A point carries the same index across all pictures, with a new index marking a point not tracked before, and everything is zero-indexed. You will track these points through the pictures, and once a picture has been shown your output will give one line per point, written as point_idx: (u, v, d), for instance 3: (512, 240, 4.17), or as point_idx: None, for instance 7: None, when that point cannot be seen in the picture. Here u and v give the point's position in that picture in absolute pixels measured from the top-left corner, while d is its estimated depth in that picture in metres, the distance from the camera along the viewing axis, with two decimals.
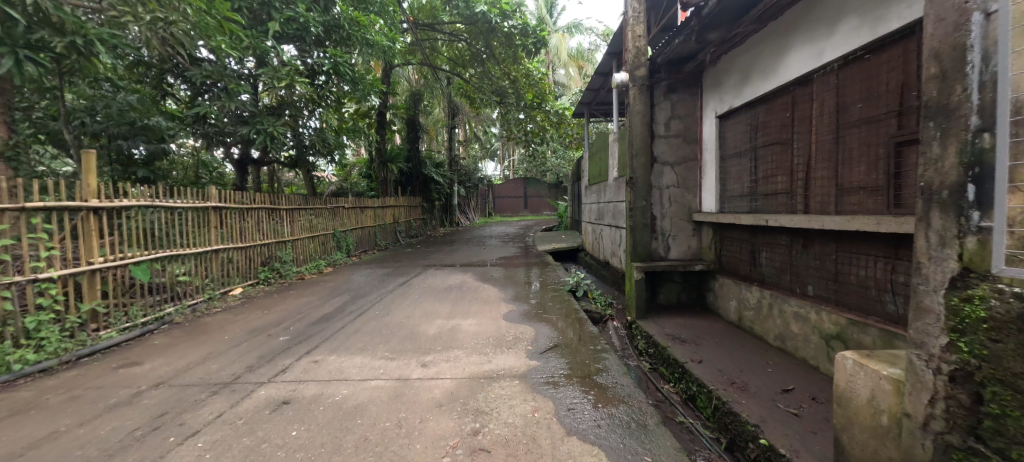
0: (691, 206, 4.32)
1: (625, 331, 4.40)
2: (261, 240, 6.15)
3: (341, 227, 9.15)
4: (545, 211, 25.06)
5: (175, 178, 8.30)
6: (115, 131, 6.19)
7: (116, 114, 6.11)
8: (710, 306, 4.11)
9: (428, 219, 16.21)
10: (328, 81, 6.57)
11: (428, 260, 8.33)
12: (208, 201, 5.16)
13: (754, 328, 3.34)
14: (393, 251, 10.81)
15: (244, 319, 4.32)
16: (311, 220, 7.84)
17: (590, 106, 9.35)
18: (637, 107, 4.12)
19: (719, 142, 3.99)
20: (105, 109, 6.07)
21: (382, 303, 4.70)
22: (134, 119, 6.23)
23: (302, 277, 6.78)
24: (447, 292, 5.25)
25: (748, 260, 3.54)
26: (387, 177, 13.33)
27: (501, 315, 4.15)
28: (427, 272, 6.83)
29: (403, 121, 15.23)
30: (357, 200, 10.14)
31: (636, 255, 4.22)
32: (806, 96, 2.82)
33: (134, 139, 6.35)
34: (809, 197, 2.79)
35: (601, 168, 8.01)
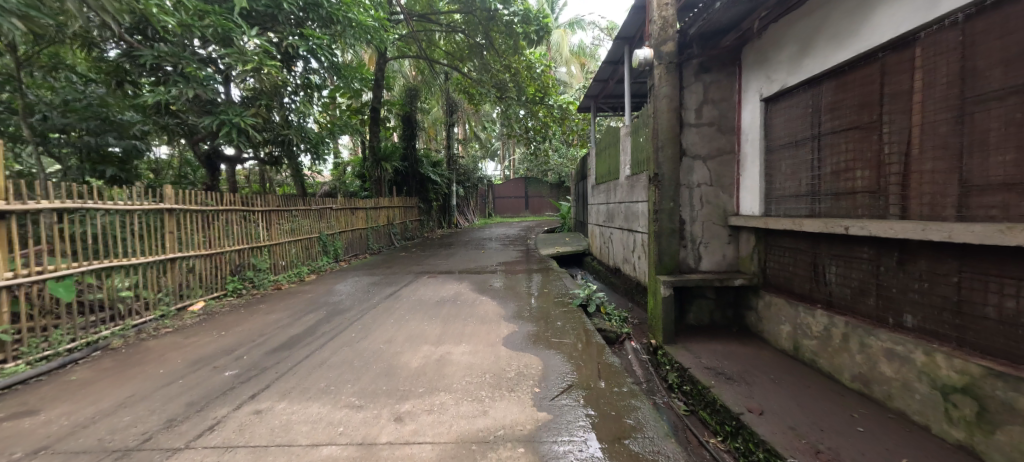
0: (727, 208, 3.62)
1: (648, 356, 3.69)
2: (229, 246, 5.43)
3: (328, 230, 8.46)
4: (546, 212, 24.39)
5: (153, 177, 7.73)
6: (82, 127, 5.62)
7: (82, 107, 5.60)
8: (753, 329, 3.41)
9: (425, 221, 15.51)
10: (307, 68, 5.86)
11: (421, 267, 7.61)
12: (162, 202, 4.47)
13: (820, 363, 2.65)
14: (386, 255, 10.12)
15: (194, 342, 3.63)
16: (292, 223, 7.12)
17: (597, 99, 8.65)
18: (664, 89, 3.43)
19: (763, 131, 3.29)
20: (71, 101, 5.54)
21: (361, 322, 4.00)
22: (104, 114, 5.74)
23: (279, 287, 6.07)
24: (438, 307, 4.56)
25: (808, 276, 2.85)
26: (381, 177, 12.65)
27: (500, 339, 3.44)
28: (418, 281, 6.13)
29: (398, 118, 14.53)
30: (347, 201, 9.46)
31: (662, 267, 3.52)
32: (907, 64, 2.12)
33: (104, 136, 5.79)
34: (911, 198, 2.10)
35: (611, 165, 7.31)
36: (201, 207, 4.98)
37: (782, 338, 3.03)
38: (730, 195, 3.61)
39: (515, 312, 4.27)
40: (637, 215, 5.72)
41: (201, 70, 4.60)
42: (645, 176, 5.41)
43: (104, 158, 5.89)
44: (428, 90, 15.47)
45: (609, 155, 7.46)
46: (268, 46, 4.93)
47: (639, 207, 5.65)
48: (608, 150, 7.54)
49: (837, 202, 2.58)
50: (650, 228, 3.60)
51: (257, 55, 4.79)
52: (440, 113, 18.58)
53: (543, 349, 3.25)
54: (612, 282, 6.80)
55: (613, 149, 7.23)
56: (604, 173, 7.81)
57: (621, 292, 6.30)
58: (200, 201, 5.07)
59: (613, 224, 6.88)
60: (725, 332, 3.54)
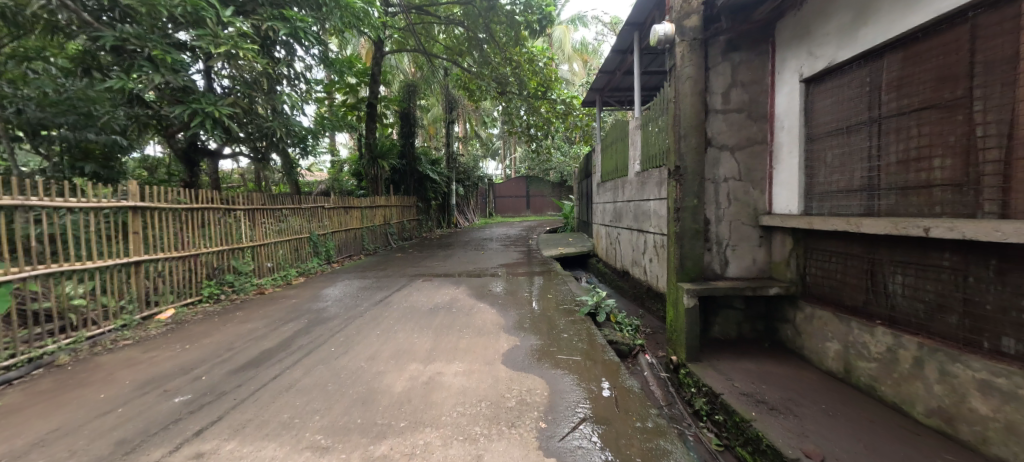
0: (758, 206, 3.18)
1: (666, 374, 3.25)
2: (206, 248, 5.00)
3: (319, 230, 8.03)
4: (548, 211, 23.98)
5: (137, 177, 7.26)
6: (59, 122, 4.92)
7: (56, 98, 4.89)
8: (789, 345, 2.97)
9: (423, 220, 15.07)
10: (292, 55, 5.41)
11: (417, 269, 7.14)
12: (126, 199, 4.03)
13: (883, 390, 2.22)
14: (381, 256, 9.69)
15: (152, 357, 3.19)
16: (278, 222, 6.65)
17: (602, 92, 8.19)
18: (687, 70, 3.00)
19: (803, 116, 2.85)
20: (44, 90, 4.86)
21: (344, 334, 3.57)
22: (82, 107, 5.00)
23: (262, 291, 5.62)
24: (431, 315, 4.12)
25: (863, 286, 2.41)
26: (378, 175, 12.20)
27: (501, 355, 3.01)
28: (412, 285, 5.70)
29: (396, 114, 14.08)
30: (340, 200, 9.02)
31: (684, 273, 3.08)
32: (1011, 23, 1.68)
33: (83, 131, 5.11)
34: (1015, 192, 1.67)
35: (619, 161, 6.87)
36: (172, 206, 4.54)
37: (830, 357, 2.59)
38: (762, 191, 3.17)
39: (517, 322, 3.82)
40: (648, 214, 5.27)
41: (171, 53, 4.17)
42: (659, 172, 4.96)
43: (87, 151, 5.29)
44: (427, 86, 15.02)
45: (617, 151, 7.00)
46: (245, 28, 4.50)
47: (650, 206, 5.21)
48: (617, 145, 7.09)
49: (907, 197, 2.15)
50: (670, 229, 3.17)
51: (232, 37, 4.34)
52: (439, 110, 18.13)
53: (550, 368, 2.82)
54: (621, 285, 6.35)
55: (621, 144, 6.78)
56: (611, 169, 7.35)
57: (631, 297, 5.85)
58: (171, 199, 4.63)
59: (621, 225, 6.42)
60: (756, 349, 3.10)
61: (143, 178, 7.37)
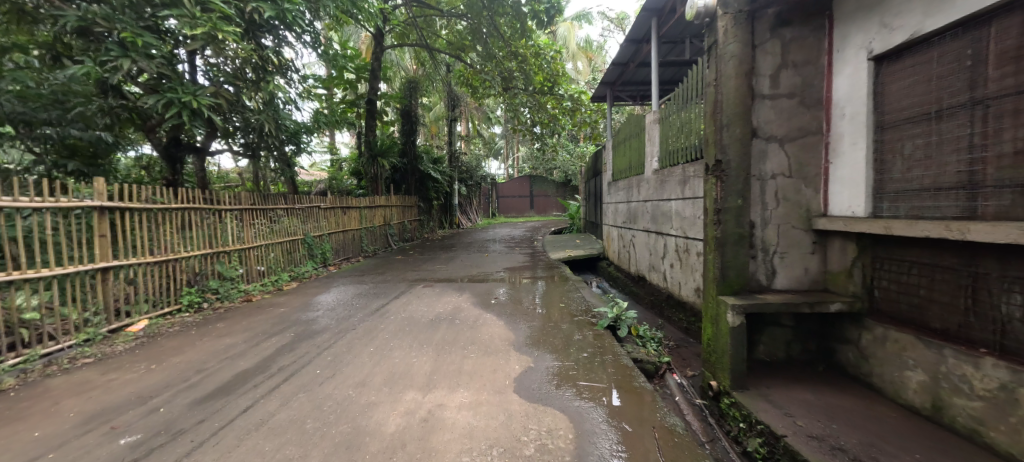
0: (812, 207, 2.74)
1: (703, 400, 2.81)
2: (187, 252, 4.58)
3: (315, 231, 7.63)
4: (552, 212, 23.57)
5: (129, 175, 6.90)
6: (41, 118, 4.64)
7: (30, 92, 4.53)
8: (853, 370, 2.53)
9: (425, 221, 14.63)
10: (281, 41, 4.99)
11: (417, 273, 6.70)
12: (92, 198, 3.61)
13: (995, 437, 1.78)
14: (381, 259, 9.29)
15: (110, 380, 2.77)
16: (269, 223, 6.21)
17: (613, 86, 7.75)
18: (731, 48, 2.56)
19: (872, 101, 2.41)
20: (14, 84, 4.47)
21: (332, 351, 3.13)
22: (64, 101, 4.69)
23: (250, 298, 5.16)
24: (432, 328, 3.69)
25: (960, 305, 1.97)
26: (378, 174, 11.79)
27: (513, 381, 2.57)
28: (412, 291, 5.28)
29: (397, 111, 13.66)
30: (337, 199, 8.59)
31: (727, 285, 2.64)
32: None
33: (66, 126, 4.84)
34: None
35: (634, 159, 6.41)
36: (147, 205, 4.12)
37: (911, 389, 2.15)
38: (816, 190, 2.73)
39: (529, 338, 3.38)
40: (669, 216, 4.83)
41: (144, 36, 3.77)
42: (682, 169, 4.51)
43: (72, 149, 4.93)
44: (429, 83, 14.61)
45: (632, 148, 6.55)
46: (227, 9, 4.09)
47: (671, 206, 4.76)
48: (631, 142, 6.64)
49: None
50: (708, 234, 2.72)
51: (210, 18, 3.93)
52: (441, 107, 17.69)
53: (572, 398, 2.38)
54: (636, 292, 5.90)
55: (637, 140, 6.33)
56: (624, 167, 6.90)
57: (648, 304, 5.41)
58: (146, 198, 4.20)
59: (636, 226, 5.97)
60: (810, 373, 2.66)
61: (138, 176, 7.10)
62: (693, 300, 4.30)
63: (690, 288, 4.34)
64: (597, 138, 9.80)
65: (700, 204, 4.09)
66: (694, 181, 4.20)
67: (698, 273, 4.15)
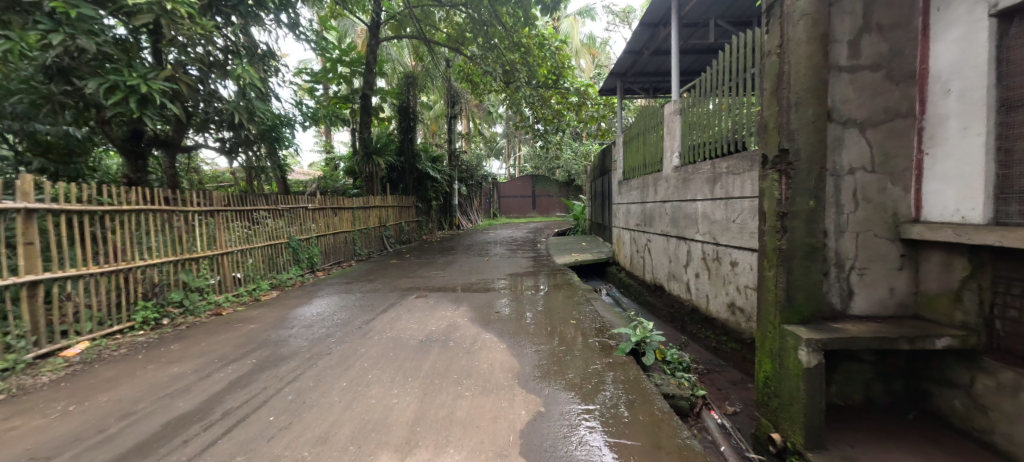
0: (899, 211, 2.15)
1: (758, 454, 2.22)
2: (144, 261, 3.99)
3: (302, 234, 7.06)
4: (555, 212, 22.95)
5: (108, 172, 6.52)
6: None
7: None
8: (959, 423, 1.95)
9: (423, 222, 14.02)
10: (249, 18, 4.43)
11: (411, 281, 6.10)
12: (16, 198, 3.03)
13: None
14: (375, 263, 8.71)
15: (9, 428, 2.19)
16: (246, 226, 5.60)
17: (624, 77, 7.13)
18: (802, 5, 1.96)
19: (993, 71, 1.79)
20: None
21: (296, 386, 2.54)
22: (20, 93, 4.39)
23: (221, 311, 4.58)
24: (422, 352, 3.12)
25: None
26: (373, 173, 11.21)
27: (518, 436, 1.99)
28: (403, 303, 4.69)
29: (394, 107, 13.06)
30: (326, 199, 8.00)
31: (793, 312, 2.05)
32: None
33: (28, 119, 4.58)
34: None
35: (649, 155, 5.80)
36: (91, 207, 3.52)
37: None
38: (905, 189, 2.14)
39: (538, 369, 2.78)
40: (693, 219, 4.22)
41: (80, 8, 3.17)
42: (711, 165, 3.91)
43: (48, 146, 4.86)
44: (428, 79, 14.03)
45: (648, 143, 5.93)
46: None
47: (697, 208, 4.16)
48: (646, 137, 6.03)
49: None
50: (768, 245, 2.13)
51: None
52: (440, 104, 17.08)
53: None
54: (654, 304, 5.28)
55: (653, 135, 5.73)
56: (638, 165, 6.29)
57: (668, 319, 4.81)
58: (89, 198, 3.60)
59: (652, 230, 5.37)
60: (899, 425, 2.07)
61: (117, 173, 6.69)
62: (724, 316, 3.71)
63: (721, 303, 3.74)
64: (605, 134, 9.17)
65: (734, 206, 3.50)
66: (727, 179, 3.60)
67: (731, 286, 3.56)
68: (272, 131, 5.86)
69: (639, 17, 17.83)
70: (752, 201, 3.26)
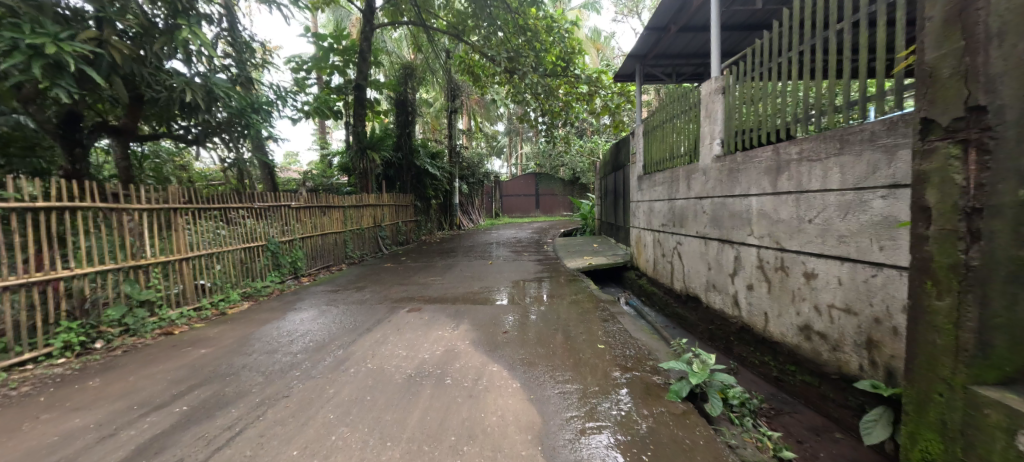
0: None
1: None
2: (74, 271, 3.24)
3: (284, 235, 6.31)
4: (559, 211, 22.17)
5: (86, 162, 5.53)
6: None
7: None
8: None
9: (422, 222, 13.26)
10: None
11: (404, 289, 5.32)
12: None
13: None
14: (367, 266, 7.96)
15: None
16: (213, 227, 4.82)
17: (645, 59, 6.35)
18: None
19: None
20: None
21: (225, 457, 1.78)
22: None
23: (174, 329, 3.82)
24: (409, 394, 2.36)
25: None
26: (368, 169, 10.45)
27: None
28: (392, 318, 3.93)
29: (391, 100, 12.32)
30: (313, 197, 7.24)
31: (991, 366, 1.29)
32: None
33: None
34: None
35: (678, 146, 5.00)
36: None
37: None
38: None
39: (567, 425, 2.02)
40: (745, 218, 3.44)
41: None
42: (771, 150, 3.11)
43: (7, 139, 4.15)
44: (427, 71, 13.26)
45: (676, 131, 5.12)
46: None
47: (749, 205, 3.38)
48: (672, 125, 5.24)
49: None
50: (935, 259, 1.38)
51: None
52: (440, 99, 16.35)
53: None
54: (688, 317, 4.50)
55: (682, 122, 4.93)
56: (663, 157, 5.49)
57: (707, 337, 4.04)
58: None
59: (685, 232, 4.58)
60: None
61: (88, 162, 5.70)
62: (793, 341, 2.93)
63: (788, 323, 2.96)
64: (619, 126, 8.38)
65: (811, 201, 2.73)
66: (798, 167, 2.83)
67: (805, 304, 2.78)
68: (261, 125, 5.15)
69: (648, 7, 17.00)
70: (841, 195, 2.49)
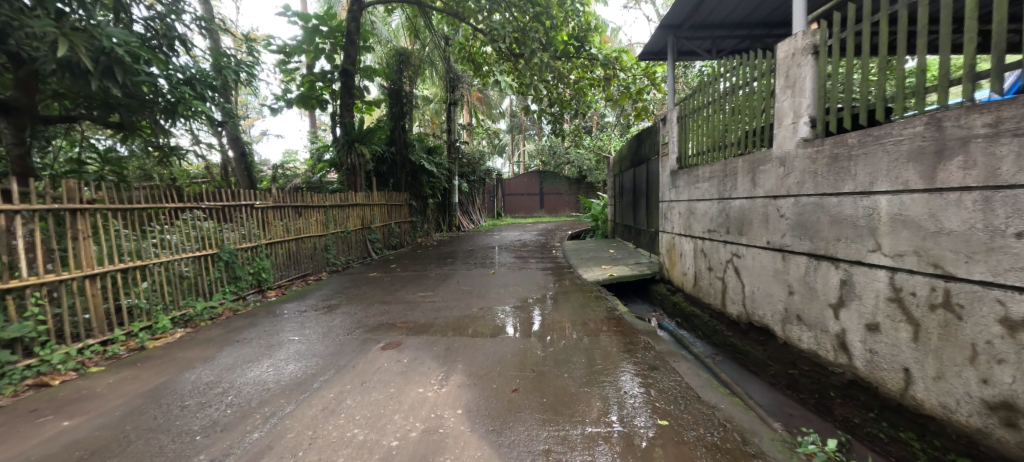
0: None
1: None
2: None
3: (248, 240, 5.27)
4: (564, 211, 21.13)
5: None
6: None
7: None
8: None
9: (418, 222, 12.21)
10: None
11: (385, 309, 4.26)
12: None
13: None
14: (351, 275, 6.92)
15: None
16: (151, 232, 3.89)
17: (679, 31, 5.22)
18: None
19: None
20: None
21: None
22: None
23: (58, 377, 2.78)
24: None
25: None
26: (357, 165, 9.40)
27: None
28: (359, 359, 2.88)
29: (384, 89, 11.26)
30: (286, 195, 6.18)
31: None
32: None
33: None
34: None
35: (731, 131, 3.91)
36: None
37: None
38: None
39: None
40: (862, 229, 2.38)
41: None
42: (922, 124, 2.05)
43: None
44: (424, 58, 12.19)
45: (725, 113, 4.03)
46: None
47: (873, 209, 2.31)
48: (719, 105, 4.14)
49: None
50: None
51: None
52: (438, 91, 15.29)
53: None
54: (753, 354, 3.42)
55: (737, 101, 3.84)
56: (705, 146, 4.39)
57: (788, 385, 2.98)
58: None
59: (746, 241, 3.50)
60: None
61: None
62: (970, 423, 1.87)
63: (960, 393, 1.91)
64: (640, 114, 7.31)
65: (1022, 202, 1.67)
66: (990, 147, 1.77)
67: (1003, 369, 1.73)
68: (207, 97, 4.12)
69: None
70: None
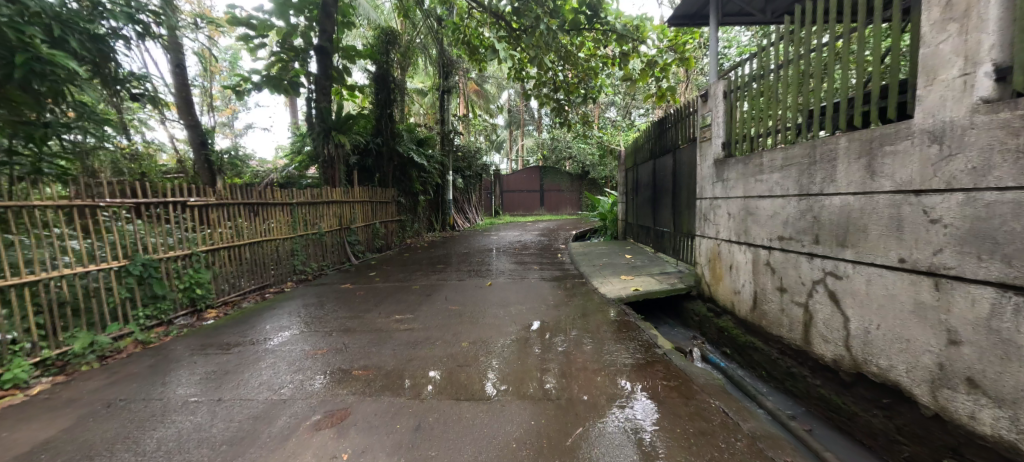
0: None
1: None
2: None
3: (180, 248, 4.15)
4: (564, 209, 20.08)
5: None
6: None
7: None
8: None
9: (407, 222, 11.11)
10: None
11: (342, 344, 3.15)
12: None
13: None
14: (321, 287, 5.82)
15: None
16: (46, 238, 3.07)
17: None
18: None
19: None
20: None
21: None
22: None
23: None
24: None
25: None
26: (336, 156, 8.28)
27: None
28: (266, 452, 1.78)
29: (369, 73, 10.13)
30: (237, 191, 5.06)
31: None
32: None
33: None
34: None
35: (820, 101, 2.81)
36: None
37: None
38: None
39: None
40: None
41: None
42: None
43: None
44: (415, 40, 11.04)
45: (807, 76, 2.93)
46: None
47: None
48: (796, 68, 3.04)
49: None
50: None
51: None
52: (431, 80, 14.14)
53: None
54: (865, 421, 2.36)
55: (832, 55, 2.72)
56: (771, 124, 3.28)
57: None
58: None
59: (853, 255, 2.43)
60: None
61: None
62: None
63: None
64: (663, 96, 6.20)
65: None
66: None
67: None
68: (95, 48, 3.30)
69: None
70: None
